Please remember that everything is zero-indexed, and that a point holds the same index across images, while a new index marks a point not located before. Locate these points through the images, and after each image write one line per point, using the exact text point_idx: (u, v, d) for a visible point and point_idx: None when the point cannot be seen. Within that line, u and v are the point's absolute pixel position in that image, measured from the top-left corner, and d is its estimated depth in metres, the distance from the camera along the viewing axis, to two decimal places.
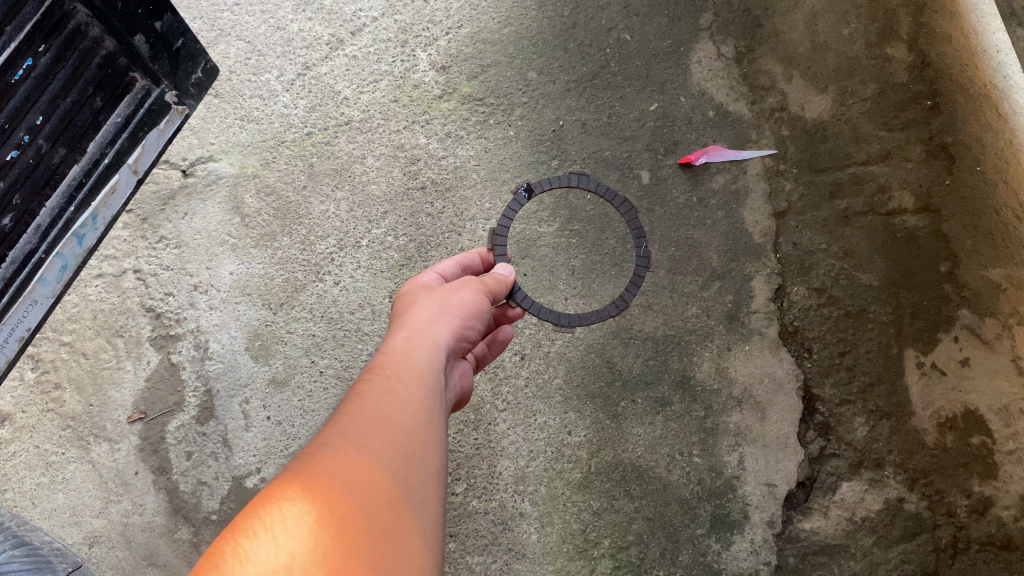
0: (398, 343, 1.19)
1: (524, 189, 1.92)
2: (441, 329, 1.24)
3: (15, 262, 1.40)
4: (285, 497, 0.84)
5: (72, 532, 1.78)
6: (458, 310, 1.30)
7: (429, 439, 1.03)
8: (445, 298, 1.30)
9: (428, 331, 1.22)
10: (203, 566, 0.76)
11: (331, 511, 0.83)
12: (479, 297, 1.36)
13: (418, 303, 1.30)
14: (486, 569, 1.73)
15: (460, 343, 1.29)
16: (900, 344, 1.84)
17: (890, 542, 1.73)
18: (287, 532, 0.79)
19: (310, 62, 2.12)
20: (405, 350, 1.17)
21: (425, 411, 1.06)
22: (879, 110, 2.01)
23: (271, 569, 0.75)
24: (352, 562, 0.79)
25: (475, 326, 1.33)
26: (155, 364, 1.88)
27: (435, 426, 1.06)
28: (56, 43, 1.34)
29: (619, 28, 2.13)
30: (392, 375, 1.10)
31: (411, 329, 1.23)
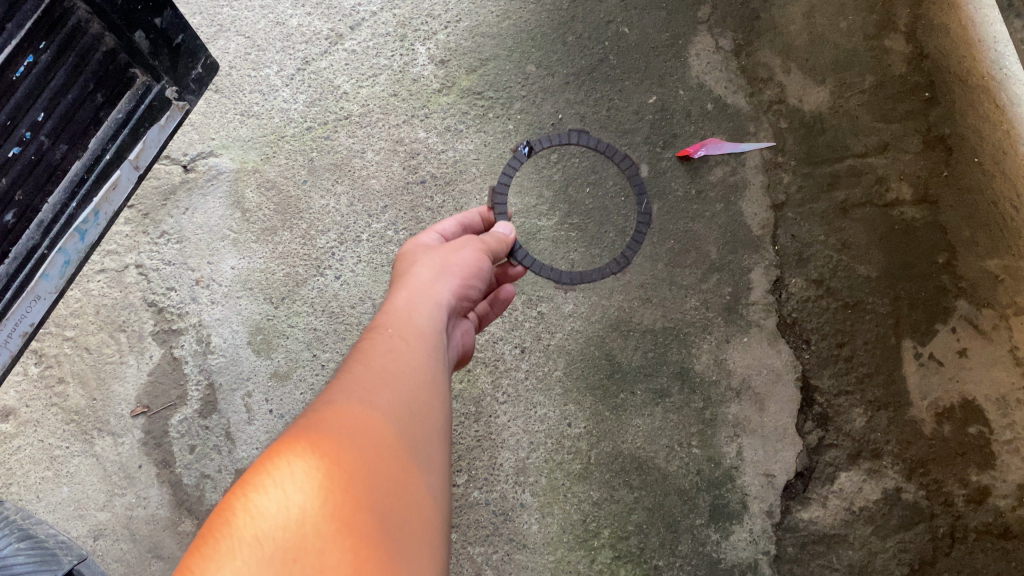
0: (399, 301, 1.21)
1: (524, 145, 2.00)
2: (442, 288, 1.27)
3: (18, 258, 1.41)
4: (294, 452, 0.84)
5: (77, 525, 1.80)
6: (458, 270, 1.33)
7: (433, 396, 1.04)
8: (445, 258, 1.33)
9: (428, 291, 1.25)
10: (214, 521, 0.77)
11: (340, 465, 0.83)
12: (479, 257, 1.39)
13: (418, 263, 1.33)
14: (487, 559, 1.74)
15: (460, 302, 1.32)
16: (898, 335, 1.86)
17: (888, 532, 1.74)
18: (297, 487, 0.79)
19: (310, 57, 2.13)
20: (408, 307, 1.19)
21: (429, 371, 1.07)
22: (878, 102, 2.02)
23: (282, 524, 0.75)
24: (363, 515, 0.79)
25: (475, 286, 1.37)
26: (158, 358, 1.89)
27: (438, 384, 1.07)
28: (56, 41, 1.34)
29: (618, 21, 2.13)
30: (395, 334, 1.12)
31: (410, 288, 1.25)
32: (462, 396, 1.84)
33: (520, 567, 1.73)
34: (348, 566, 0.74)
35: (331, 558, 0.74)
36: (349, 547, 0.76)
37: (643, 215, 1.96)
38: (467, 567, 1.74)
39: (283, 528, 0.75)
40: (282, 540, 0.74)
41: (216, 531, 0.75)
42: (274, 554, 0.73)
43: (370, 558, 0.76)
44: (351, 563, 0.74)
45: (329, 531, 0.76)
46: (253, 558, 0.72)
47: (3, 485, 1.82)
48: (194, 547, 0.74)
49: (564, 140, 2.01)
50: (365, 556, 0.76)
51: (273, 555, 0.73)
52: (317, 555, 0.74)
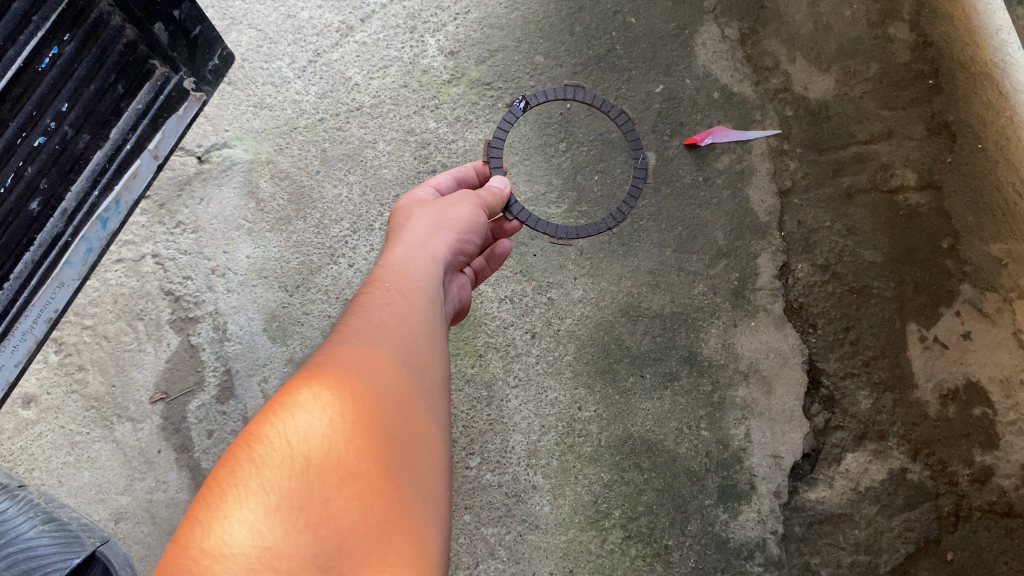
0: (396, 259, 1.30)
1: (520, 100, 1.99)
2: (439, 245, 1.36)
3: (42, 245, 1.46)
4: (298, 404, 0.91)
5: (98, 508, 1.84)
6: (454, 224, 1.41)
7: (430, 346, 1.11)
8: (443, 214, 1.41)
9: (424, 245, 1.34)
10: (220, 471, 0.84)
11: (344, 416, 0.90)
12: (477, 211, 1.47)
13: (414, 219, 1.42)
14: (500, 540, 1.77)
15: (457, 256, 1.41)
16: (902, 319, 1.89)
17: (893, 511, 1.77)
18: (301, 437, 0.86)
19: (321, 49, 2.16)
20: (405, 267, 1.27)
21: (427, 325, 1.14)
22: (883, 90, 2.04)
23: (288, 474, 0.83)
24: (365, 463, 0.87)
25: (473, 241, 1.45)
26: (175, 345, 1.93)
27: (436, 337, 1.14)
28: (79, 33, 1.37)
29: (624, 11, 2.16)
30: (393, 291, 1.18)
31: (407, 246, 1.34)
32: (474, 380, 1.87)
33: (532, 547, 1.76)
34: (350, 514, 0.83)
35: (334, 506, 0.83)
36: (352, 495, 0.84)
37: (639, 169, 2.00)
38: (481, 547, 1.77)
39: (288, 478, 0.83)
40: (286, 491, 0.82)
41: (222, 481, 0.82)
42: (281, 504, 0.81)
43: (371, 507, 0.84)
44: (353, 512, 0.83)
45: (333, 480, 0.84)
46: (261, 508, 0.80)
47: (25, 470, 1.86)
48: (201, 497, 0.82)
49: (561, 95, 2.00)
50: (366, 505, 0.84)
51: (279, 505, 0.81)
52: (322, 503, 0.82)
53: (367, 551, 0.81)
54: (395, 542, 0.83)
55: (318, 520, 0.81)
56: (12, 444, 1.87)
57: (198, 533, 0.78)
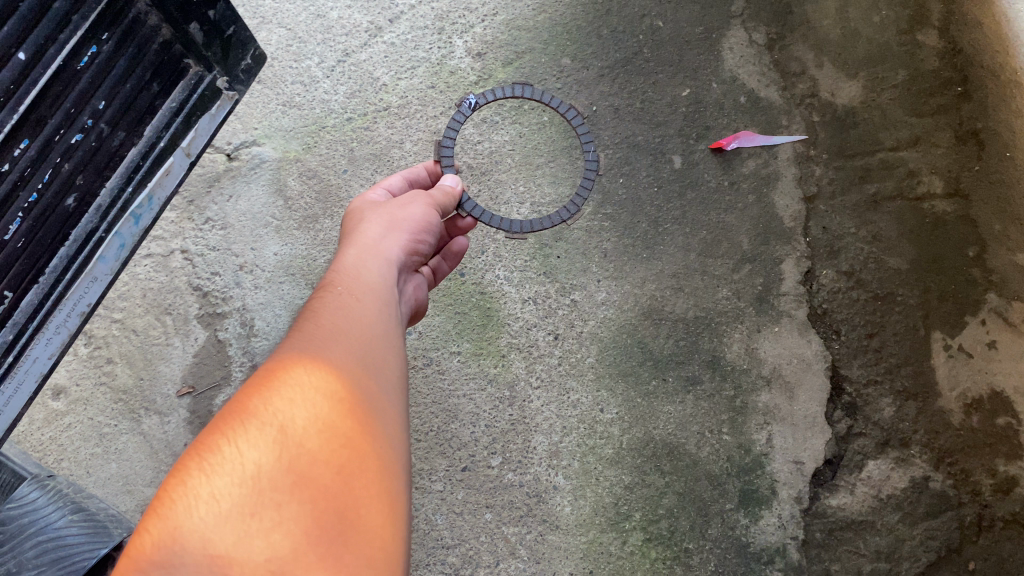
0: (349, 259, 1.31)
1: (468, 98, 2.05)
2: (393, 244, 1.38)
3: (77, 240, 1.48)
4: (247, 412, 0.95)
5: (125, 499, 1.86)
6: (406, 222, 1.45)
7: (388, 343, 1.15)
8: (395, 215, 1.45)
9: (378, 245, 1.36)
10: (173, 482, 0.89)
11: (295, 421, 0.95)
12: (428, 209, 1.51)
13: (366, 221, 1.43)
14: (521, 539, 1.77)
15: (413, 256, 1.44)
16: (927, 327, 1.89)
17: (915, 519, 1.76)
18: (251, 444, 0.91)
19: (350, 49, 2.18)
20: (358, 265, 1.29)
21: (382, 324, 1.17)
22: (910, 97, 2.06)
23: (238, 482, 0.87)
24: (318, 465, 0.91)
25: (427, 240, 1.48)
26: (202, 340, 1.96)
27: (391, 335, 1.17)
28: (118, 32, 1.39)
29: (652, 15, 2.17)
30: (346, 292, 1.21)
31: (361, 245, 1.36)
32: (497, 380, 1.88)
33: (553, 547, 1.76)
34: (304, 517, 0.87)
35: (287, 511, 0.87)
36: (305, 499, 0.88)
37: (653, 168, 2.03)
38: (502, 547, 1.77)
39: (239, 485, 0.87)
40: (237, 498, 0.86)
41: (174, 493, 0.87)
42: (232, 511, 0.85)
43: (324, 510, 0.88)
44: (306, 516, 0.87)
45: (285, 485, 0.88)
46: (211, 516, 0.85)
47: (54, 460, 1.88)
48: (154, 509, 0.87)
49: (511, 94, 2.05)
50: (319, 507, 0.88)
51: (231, 512, 0.85)
52: (274, 509, 0.86)
53: (322, 552, 0.85)
54: (349, 544, 0.87)
55: (271, 525, 0.85)
56: (41, 434, 1.90)
57: (150, 543, 0.83)
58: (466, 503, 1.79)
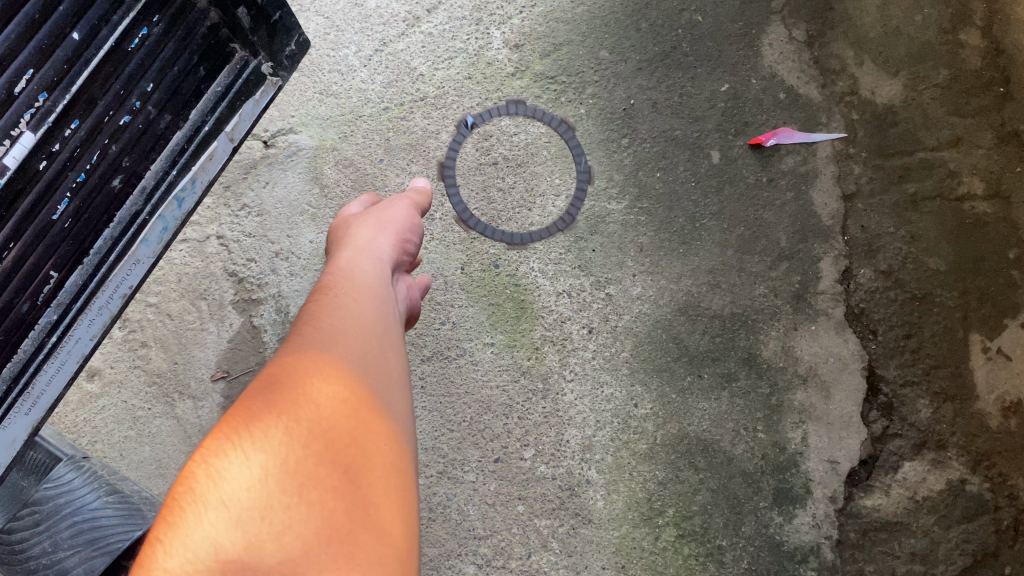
0: (340, 267, 1.30)
1: (466, 120, 2.09)
2: (380, 251, 1.39)
3: (121, 222, 1.49)
4: (251, 411, 0.90)
5: (158, 483, 1.86)
6: (390, 232, 1.46)
7: (385, 343, 1.12)
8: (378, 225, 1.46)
9: (365, 254, 1.36)
10: (177, 489, 0.83)
11: (300, 418, 0.90)
12: (407, 214, 1.54)
13: (352, 233, 1.44)
14: (553, 532, 1.77)
15: (401, 263, 1.44)
16: (966, 328, 1.87)
17: (951, 522, 1.75)
18: (258, 445, 0.86)
19: (387, 39, 2.18)
20: (349, 273, 1.28)
21: (377, 329, 1.14)
22: (952, 96, 2.04)
23: (247, 483, 0.82)
24: (326, 465, 0.86)
25: (411, 248, 1.49)
26: (237, 326, 1.96)
27: (388, 340, 1.14)
28: (168, 15, 1.39)
29: (691, 9, 2.15)
30: (340, 297, 1.19)
31: (351, 256, 1.35)
32: (531, 372, 1.87)
33: (585, 541, 1.76)
34: (315, 519, 0.81)
35: (297, 512, 0.81)
36: (316, 500, 0.83)
37: (690, 164, 2.02)
38: (534, 539, 1.77)
39: (248, 487, 0.82)
40: (245, 503, 0.80)
41: (180, 499, 0.82)
42: (241, 515, 0.80)
43: (335, 510, 0.83)
44: (318, 517, 0.82)
45: (294, 486, 0.83)
46: (220, 520, 0.79)
47: (88, 442, 1.89)
48: (159, 517, 0.81)
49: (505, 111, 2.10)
50: (331, 508, 0.83)
51: (239, 516, 0.79)
52: (284, 511, 0.81)
53: (336, 554, 0.79)
54: (365, 544, 0.81)
55: (282, 528, 0.80)
56: (76, 416, 1.90)
57: (158, 552, 0.77)
58: (498, 495, 1.79)
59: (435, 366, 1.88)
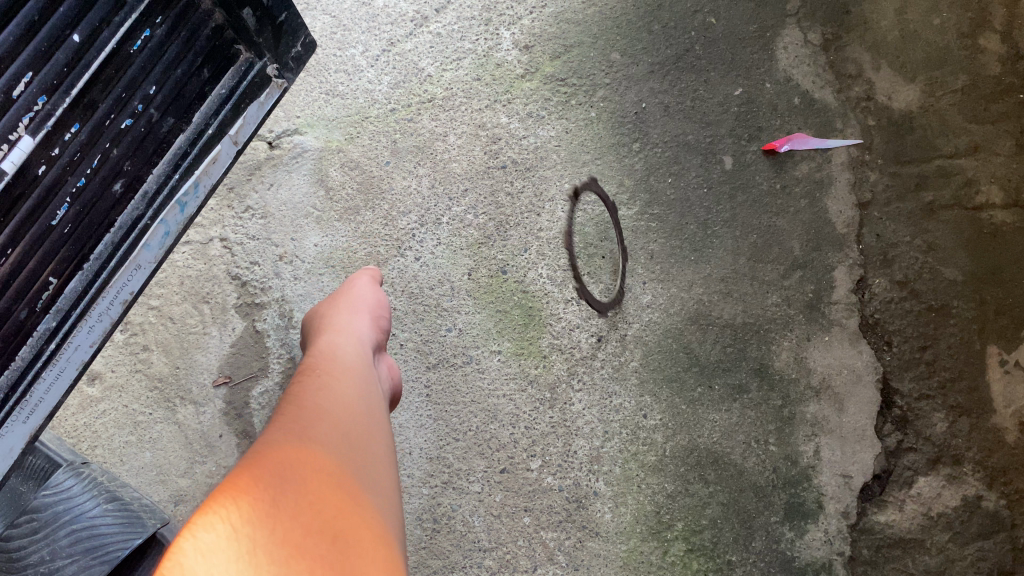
0: (322, 346, 1.33)
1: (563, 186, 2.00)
2: (358, 329, 1.42)
3: (123, 227, 1.45)
4: (237, 489, 0.91)
5: (158, 490, 1.83)
6: (364, 311, 1.50)
7: (369, 421, 1.14)
8: (353, 303, 1.50)
9: (346, 332, 1.39)
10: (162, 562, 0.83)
11: (284, 495, 0.91)
12: (374, 289, 1.58)
13: (330, 313, 1.47)
14: (560, 545, 1.74)
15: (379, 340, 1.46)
16: (982, 341, 1.83)
17: (966, 539, 1.72)
18: (243, 518, 0.87)
19: (395, 39, 2.15)
20: (330, 351, 1.31)
21: (360, 404, 1.16)
22: (970, 103, 2.00)
23: (232, 557, 0.82)
24: (312, 537, 0.87)
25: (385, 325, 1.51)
26: (240, 330, 1.92)
27: (371, 416, 1.16)
28: (171, 16, 1.36)
29: (705, 11, 2.12)
30: (322, 375, 1.21)
31: (332, 335, 1.39)
32: (538, 381, 1.84)
33: (592, 554, 1.73)
34: None
35: None
36: (302, 568, 0.83)
37: (702, 170, 1.99)
38: (540, 552, 1.74)
39: (234, 559, 0.82)
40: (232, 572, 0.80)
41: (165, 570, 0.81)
42: None
43: None
44: None
45: (280, 557, 0.83)
46: None
47: (88, 447, 1.86)
48: None
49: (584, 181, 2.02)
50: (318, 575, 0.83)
51: None
52: None
53: None
54: None
55: None
56: (76, 420, 1.88)
57: None
58: (504, 506, 1.76)
59: (441, 374, 1.85)
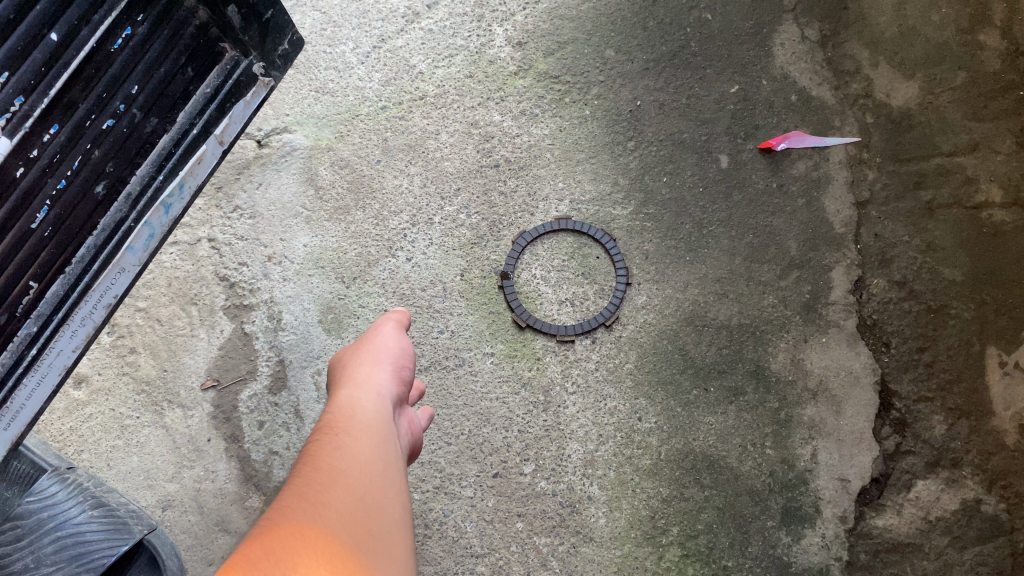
0: (334, 409, 1.13)
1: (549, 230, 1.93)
2: (377, 384, 1.19)
3: (106, 228, 1.41)
4: (236, 565, 0.77)
5: (146, 495, 1.77)
6: (385, 362, 1.24)
7: (389, 511, 0.97)
8: (371, 350, 1.25)
9: (364, 396, 1.15)
10: None
11: None
12: (399, 336, 1.30)
13: (343, 366, 1.24)
14: (553, 550, 1.70)
15: (401, 397, 1.22)
16: (982, 342, 1.81)
17: (965, 544, 1.69)
18: None
19: (386, 35, 2.13)
20: (346, 413, 1.12)
21: (379, 490, 0.99)
22: (969, 100, 1.98)
23: None
24: None
25: (409, 377, 1.26)
26: (228, 333, 1.88)
27: (391, 503, 0.99)
28: (153, 14, 1.33)
29: (701, 7, 2.11)
30: (334, 450, 1.02)
31: (346, 391, 1.17)
32: (532, 384, 1.81)
33: (586, 560, 1.69)
34: None
35: None
36: None
37: (699, 169, 1.97)
38: (533, 558, 1.70)
39: None
40: None
41: None
42: None
43: None
44: None
45: None
46: None
47: (73, 452, 1.80)
48: None
49: (575, 228, 1.93)
50: None
51: None
52: None
53: None
54: None
55: None
56: (62, 424, 1.82)
57: None
58: (497, 511, 1.72)
59: (432, 377, 1.82)
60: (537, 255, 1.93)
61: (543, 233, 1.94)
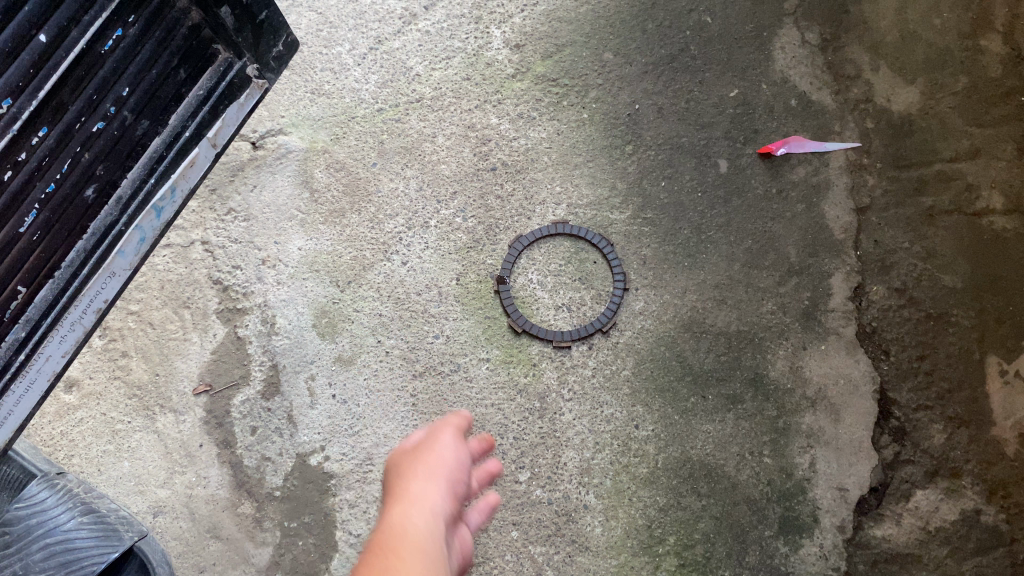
0: (379, 531, 0.90)
1: (546, 233, 1.92)
2: (431, 501, 0.95)
3: (96, 233, 1.39)
4: None
5: (137, 501, 1.74)
6: (441, 477, 0.99)
7: None
8: (422, 465, 1.00)
9: (417, 511, 0.92)
10: None
11: None
12: (457, 449, 1.04)
13: (394, 474, 1.01)
14: (548, 560, 1.67)
15: (456, 521, 0.96)
16: (982, 350, 1.79)
17: (965, 554, 1.66)
18: None
19: (383, 37, 2.12)
20: (391, 534, 0.89)
21: None
22: (970, 105, 1.96)
23: None
24: None
25: (464, 495, 1.00)
26: (221, 337, 1.86)
27: None
28: (145, 15, 1.31)
29: (700, 10, 2.10)
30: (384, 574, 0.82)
31: (395, 510, 0.93)
32: (527, 390, 1.79)
33: (581, 570, 1.66)
34: None
35: None
36: None
37: (697, 174, 1.95)
38: (528, 567, 1.67)
39: None
40: None
41: None
42: None
43: None
44: None
45: None
46: None
47: (64, 457, 1.78)
48: None
49: (572, 232, 1.91)
50: None
51: None
52: None
53: None
54: None
55: None
56: (53, 428, 1.80)
57: None
58: (491, 520, 1.70)
59: (427, 383, 1.80)
60: (534, 259, 1.92)
61: (540, 236, 1.92)
